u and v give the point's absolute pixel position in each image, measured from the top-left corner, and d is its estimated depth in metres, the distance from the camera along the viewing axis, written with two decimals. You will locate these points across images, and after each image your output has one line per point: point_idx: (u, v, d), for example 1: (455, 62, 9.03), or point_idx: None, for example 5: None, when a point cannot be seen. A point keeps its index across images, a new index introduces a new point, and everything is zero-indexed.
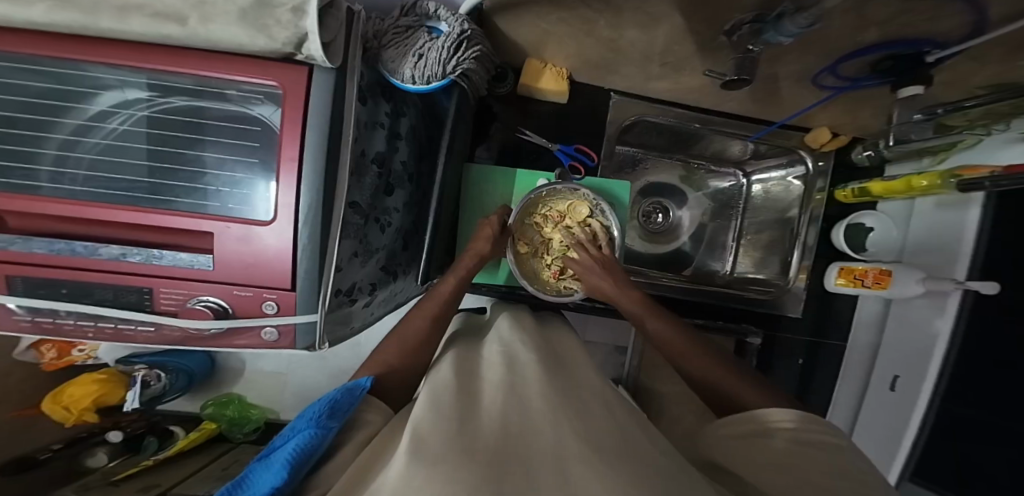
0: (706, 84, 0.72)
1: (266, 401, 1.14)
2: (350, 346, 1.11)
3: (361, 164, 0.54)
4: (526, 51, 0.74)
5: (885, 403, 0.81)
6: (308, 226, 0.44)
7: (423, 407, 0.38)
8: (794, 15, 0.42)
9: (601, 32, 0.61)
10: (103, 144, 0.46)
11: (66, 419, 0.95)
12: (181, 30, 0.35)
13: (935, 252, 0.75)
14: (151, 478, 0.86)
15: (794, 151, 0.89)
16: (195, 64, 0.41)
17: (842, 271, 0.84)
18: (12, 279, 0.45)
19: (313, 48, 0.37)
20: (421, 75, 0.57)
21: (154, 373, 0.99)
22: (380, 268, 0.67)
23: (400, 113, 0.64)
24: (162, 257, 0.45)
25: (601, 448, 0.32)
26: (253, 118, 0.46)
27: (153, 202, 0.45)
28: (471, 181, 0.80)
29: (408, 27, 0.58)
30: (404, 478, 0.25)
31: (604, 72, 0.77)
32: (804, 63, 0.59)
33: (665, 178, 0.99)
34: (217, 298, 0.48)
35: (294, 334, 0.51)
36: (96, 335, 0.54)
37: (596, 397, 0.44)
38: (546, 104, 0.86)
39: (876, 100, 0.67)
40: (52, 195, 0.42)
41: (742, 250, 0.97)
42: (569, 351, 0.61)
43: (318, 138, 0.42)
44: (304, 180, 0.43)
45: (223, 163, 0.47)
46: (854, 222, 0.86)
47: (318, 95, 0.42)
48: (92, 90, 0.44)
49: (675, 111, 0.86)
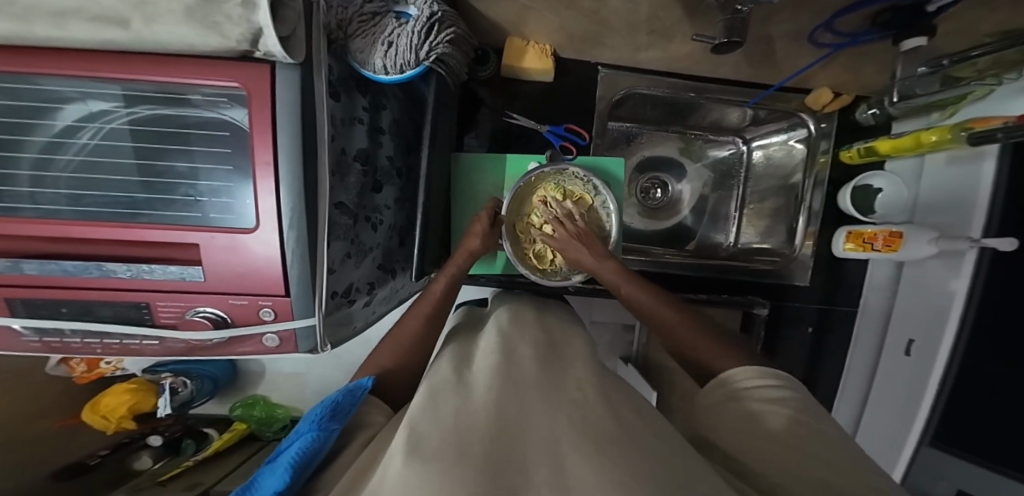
0: (696, 50, 0.68)
1: (290, 401, 1.18)
2: (361, 343, 1.13)
3: (342, 163, 0.53)
4: (504, 30, 0.71)
5: (898, 366, 0.79)
6: (294, 232, 0.44)
7: (420, 405, 0.38)
8: None
9: (580, 2, 0.57)
10: (77, 161, 0.46)
11: (107, 427, 1.00)
12: (125, 33, 0.34)
13: (947, 208, 0.71)
14: (192, 477, 0.90)
15: (795, 115, 0.85)
16: (154, 71, 0.39)
17: (851, 235, 0.82)
18: (12, 301, 0.47)
19: (270, 43, 0.36)
20: (394, 64, 0.55)
21: (180, 380, 1.04)
22: (376, 267, 0.67)
23: (379, 106, 0.63)
24: (153, 271, 0.46)
25: (593, 435, 0.32)
26: (222, 123, 0.45)
27: (135, 217, 0.45)
28: (461, 171, 0.79)
29: (373, 14, 0.56)
30: (400, 477, 0.25)
31: (590, 45, 0.73)
32: (802, 19, 0.55)
33: (663, 151, 0.95)
34: (215, 309, 0.48)
35: (295, 339, 0.52)
36: (104, 351, 0.55)
37: (593, 385, 0.44)
38: (531, 83, 0.83)
39: (881, 51, 0.63)
40: (34, 216, 0.43)
41: (746, 220, 0.94)
42: (570, 340, 0.61)
43: (291, 139, 0.41)
44: (284, 184, 0.42)
45: (198, 172, 0.47)
46: (861, 183, 0.82)
47: (285, 94, 0.41)
48: (53, 104, 0.43)
49: (668, 80, 0.82)
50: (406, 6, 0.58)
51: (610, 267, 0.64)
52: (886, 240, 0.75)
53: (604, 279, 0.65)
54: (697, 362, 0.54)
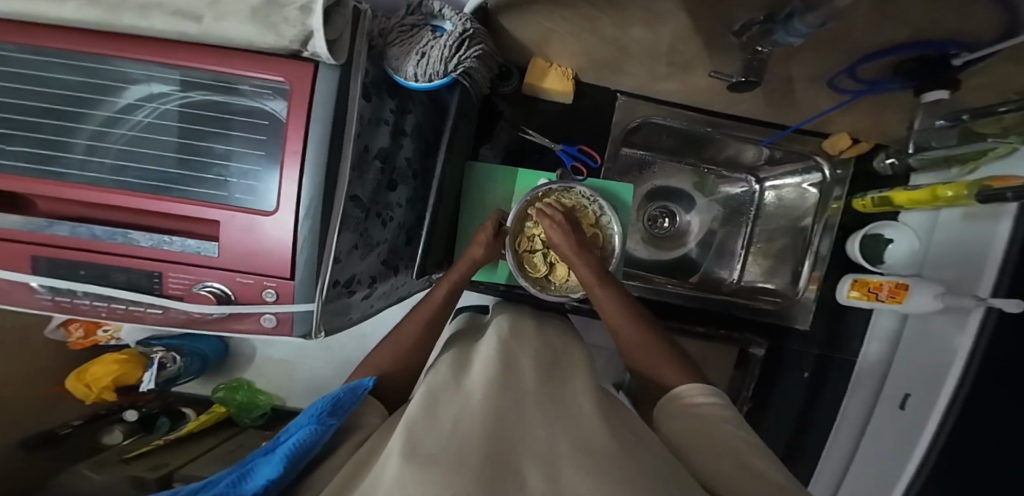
0: (715, 86, 0.70)
1: (274, 388, 1.17)
2: (355, 335, 1.12)
3: (363, 159, 0.54)
4: (529, 50, 0.74)
5: (893, 420, 0.78)
6: (308, 220, 0.45)
7: (417, 410, 0.37)
8: (804, 15, 0.39)
9: (604, 29, 0.59)
10: (129, 135, 0.47)
11: (87, 397, 0.99)
12: (196, 27, 0.36)
13: (961, 264, 0.69)
14: (161, 458, 0.88)
15: (810, 157, 0.86)
16: (213, 61, 0.42)
17: (856, 283, 0.81)
18: (37, 259, 0.48)
19: (318, 45, 0.37)
20: (424, 73, 0.57)
21: (170, 356, 1.01)
22: (380, 262, 0.68)
23: (404, 110, 0.64)
24: (172, 242, 0.47)
25: (592, 451, 0.31)
26: (263, 112, 0.46)
27: (167, 192, 0.46)
28: (474, 179, 0.80)
29: (413, 26, 0.58)
30: (396, 481, 0.24)
31: (611, 72, 0.75)
32: (823, 64, 0.56)
33: (671, 181, 0.96)
34: (222, 285, 0.49)
35: (292, 322, 0.51)
36: (110, 315, 0.55)
37: (591, 400, 0.44)
38: (550, 103, 0.85)
39: (904, 102, 0.64)
40: (77, 181, 0.45)
41: (751, 258, 0.93)
42: (569, 354, 0.60)
43: (321, 133, 0.43)
44: (307, 172, 0.43)
45: (233, 155, 0.47)
46: (872, 232, 0.83)
47: (325, 92, 0.42)
48: (121, 85, 0.47)
49: (685, 113, 0.84)
50: (443, 21, 0.59)
51: (590, 260, 0.64)
52: (892, 291, 0.74)
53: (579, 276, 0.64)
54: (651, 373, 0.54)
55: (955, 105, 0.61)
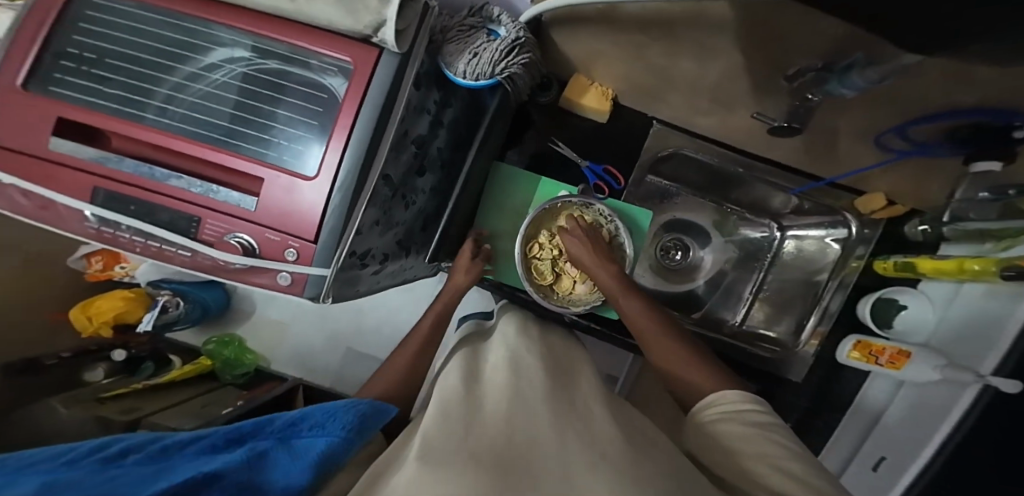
0: (752, 127, 0.72)
1: (263, 349, 1.20)
2: (351, 311, 1.18)
3: (401, 143, 0.57)
4: (573, 66, 0.77)
5: (865, 481, 0.76)
6: (342, 189, 0.50)
7: (432, 418, 0.42)
8: (864, 69, 0.43)
9: (650, 57, 0.62)
10: (205, 90, 0.53)
11: (84, 329, 1.00)
12: (291, 6, 0.47)
13: (966, 341, 0.65)
14: (135, 402, 0.88)
15: (840, 212, 0.84)
16: (297, 35, 0.50)
17: (859, 344, 0.81)
18: (98, 189, 0.52)
19: (387, 33, 0.46)
20: (472, 72, 0.60)
21: (175, 300, 1.06)
22: (395, 242, 0.69)
23: (446, 103, 0.65)
24: (217, 193, 0.51)
25: (602, 455, 0.36)
26: (324, 87, 0.51)
27: (227, 145, 0.51)
28: (497, 178, 0.84)
29: (471, 27, 0.61)
30: (416, 479, 0.31)
31: (651, 99, 0.78)
32: (863, 120, 0.58)
33: (688, 213, 0.97)
34: (249, 237, 0.52)
35: (305, 283, 0.54)
36: (144, 252, 0.57)
37: (598, 409, 0.48)
38: (585, 120, 0.87)
39: (948, 171, 0.63)
40: (152, 125, 0.51)
41: (757, 303, 0.94)
42: (576, 362, 0.63)
43: (372, 107, 0.49)
44: (351, 144, 0.49)
45: (290, 120, 0.52)
46: (885, 296, 0.81)
47: (382, 74, 0.50)
48: (209, 46, 0.53)
49: (717, 149, 0.86)
50: (499, 26, 0.62)
51: (609, 269, 0.66)
52: (894, 357, 0.75)
53: (600, 282, 0.67)
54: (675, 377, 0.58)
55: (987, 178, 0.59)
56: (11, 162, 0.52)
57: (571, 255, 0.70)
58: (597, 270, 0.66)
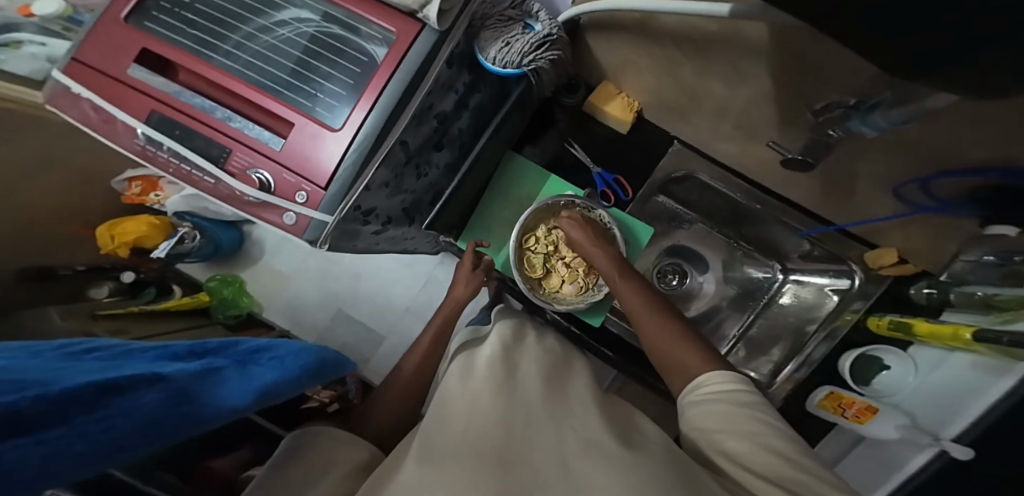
0: (772, 158, 0.73)
1: (261, 296, 1.25)
2: (351, 275, 1.23)
3: (424, 115, 0.61)
4: (603, 72, 0.81)
5: None
6: (361, 145, 0.56)
7: (431, 421, 0.51)
8: (887, 110, 0.43)
9: (682, 76, 0.67)
10: (269, 42, 0.61)
11: (105, 246, 1.04)
12: None
13: (931, 406, 0.71)
14: (126, 324, 0.91)
15: (847, 262, 0.81)
16: (359, 5, 0.58)
17: (830, 395, 0.81)
18: (154, 112, 0.60)
19: (431, 10, 0.53)
20: (502, 59, 0.64)
21: (193, 234, 1.11)
22: (401, 209, 0.73)
23: (474, 88, 0.69)
24: (251, 130, 0.60)
25: (596, 447, 0.45)
26: (366, 53, 0.58)
27: (274, 92, 0.59)
28: (508, 165, 0.88)
29: (510, 18, 0.66)
30: (418, 473, 0.40)
31: (677, 118, 0.80)
32: (882, 167, 0.59)
33: (696, 245, 0.99)
34: (269, 175, 0.59)
35: (306, 226, 0.59)
36: (175, 174, 0.64)
37: (589, 402, 0.56)
38: (606, 128, 0.90)
39: (958, 234, 0.62)
40: (216, 65, 0.59)
41: (740, 344, 0.94)
42: (574, 361, 0.70)
43: (405, 73, 0.56)
44: (377, 106, 0.56)
45: (330, 77, 0.59)
46: (871, 353, 0.78)
47: (419, 46, 0.56)
48: (281, 4, 0.61)
49: (734, 179, 0.85)
50: (535, 22, 0.67)
51: (609, 255, 0.69)
52: (860, 411, 0.77)
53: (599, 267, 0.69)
54: (675, 359, 0.58)
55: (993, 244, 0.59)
56: (94, 80, 0.61)
57: (571, 241, 0.73)
58: (597, 254, 0.69)
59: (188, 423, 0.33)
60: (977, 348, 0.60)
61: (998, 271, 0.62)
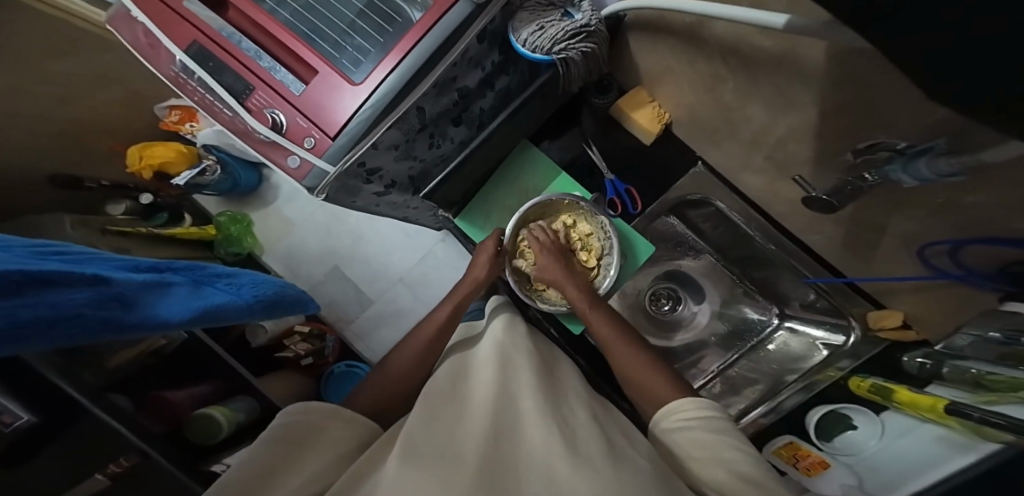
0: (795, 197, 0.70)
1: (261, 237, 1.27)
2: (354, 236, 1.24)
3: (445, 86, 0.60)
4: (641, 77, 0.80)
5: None
6: (375, 102, 0.56)
7: (416, 417, 0.51)
8: (935, 157, 0.39)
9: (723, 94, 0.65)
10: None
11: (133, 165, 1.08)
12: None
13: (881, 472, 0.65)
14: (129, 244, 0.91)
15: (846, 317, 0.78)
16: None
17: (789, 445, 0.78)
18: (194, 42, 0.61)
19: None
20: (534, 43, 0.63)
21: (214, 168, 1.13)
22: (407, 175, 0.74)
23: (502, 70, 0.69)
24: (277, 71, 0.60)
25: (575, 452, 0.46)
26: (404, 14, 0.57)
27: (308, 40, 0.60)
28: (520, 152, 0.86)
29: (550, 4, 0.65)
30: (400, 473, 0.42)
31: (707, 138, 0.78)
32: (898, 226, 0.56)
33: (697, 274, 0.97)
34: (284, 116, 0.59)
35: (308, 172, 0.60)
36: (200, 104, 0.65)
37: (583, 409, 0.57)
38: (632, 137, 0.89)
39: (954, 306, 0.60)
40: (265, 8, 0.60)
41: (718, 379, 0.94)
42: (557, 361, 0.69)
43: (434, 40, 0.55)
44: (400, 67, 0.55)
45: (365, 34, 0.58)
46: (841, 410, 0.76)
47: (454, 14, 0.55)
48: None
49: (750, 211, 0.83)
50: (576, 11, 0.66)
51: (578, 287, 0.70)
52: (812, 464, 0.73)
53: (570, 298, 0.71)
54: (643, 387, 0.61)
55: (998, 322, 0.53)
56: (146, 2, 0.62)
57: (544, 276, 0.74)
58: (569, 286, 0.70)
59: (115, 324, 0.38)
60: (950, 423, 0.56)
61: (1000, 349, 0.55)
